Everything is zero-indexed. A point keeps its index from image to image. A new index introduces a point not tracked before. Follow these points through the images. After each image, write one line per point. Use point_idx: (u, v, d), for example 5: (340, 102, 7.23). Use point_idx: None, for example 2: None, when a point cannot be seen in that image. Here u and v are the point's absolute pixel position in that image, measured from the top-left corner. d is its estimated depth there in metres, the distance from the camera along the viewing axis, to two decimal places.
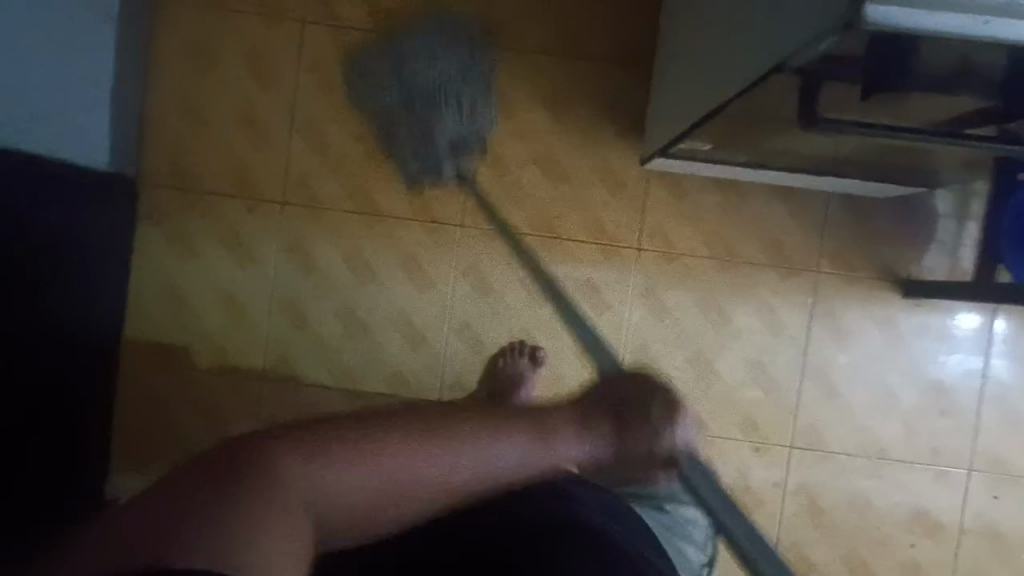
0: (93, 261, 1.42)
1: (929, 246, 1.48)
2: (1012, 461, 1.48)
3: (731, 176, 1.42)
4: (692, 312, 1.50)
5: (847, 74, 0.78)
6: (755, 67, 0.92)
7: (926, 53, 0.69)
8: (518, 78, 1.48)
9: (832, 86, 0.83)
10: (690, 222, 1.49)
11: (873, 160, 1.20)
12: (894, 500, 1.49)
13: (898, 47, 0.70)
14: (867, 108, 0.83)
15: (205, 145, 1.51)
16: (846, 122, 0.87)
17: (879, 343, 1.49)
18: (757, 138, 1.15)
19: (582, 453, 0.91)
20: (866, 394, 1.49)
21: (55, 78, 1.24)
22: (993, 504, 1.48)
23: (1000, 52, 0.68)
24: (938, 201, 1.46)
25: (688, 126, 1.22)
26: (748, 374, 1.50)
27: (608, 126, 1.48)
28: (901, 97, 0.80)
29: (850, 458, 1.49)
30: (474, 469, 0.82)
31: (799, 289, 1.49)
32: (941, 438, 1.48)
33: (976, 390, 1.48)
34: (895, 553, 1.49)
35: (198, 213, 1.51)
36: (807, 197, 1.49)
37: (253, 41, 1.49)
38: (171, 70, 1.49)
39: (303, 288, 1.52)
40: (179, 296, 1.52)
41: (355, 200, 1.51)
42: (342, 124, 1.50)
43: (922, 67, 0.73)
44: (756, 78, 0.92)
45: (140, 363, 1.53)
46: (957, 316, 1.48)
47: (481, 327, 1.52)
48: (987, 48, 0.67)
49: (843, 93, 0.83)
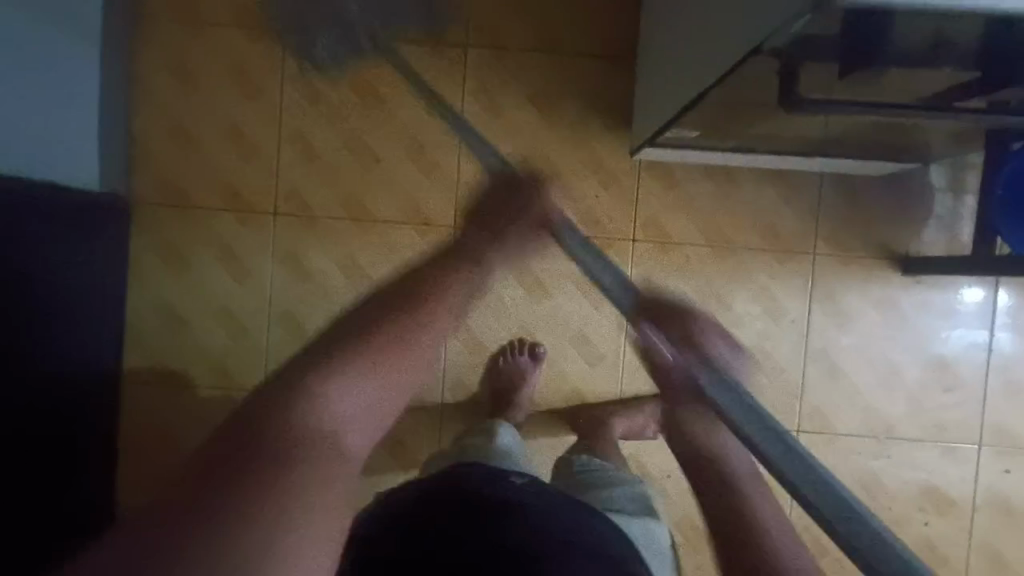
0: (97, 283, 1.42)
1: (927, 222, 1.45)
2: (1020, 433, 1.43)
3: (724, 163, 1.41)
4: (691, 301, 1.46)
5: (824, 55, 0.78)
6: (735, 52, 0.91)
7: (901, 26, 0.69)
8: (502, 75, 1.46)
9: (815, 67, 0.81)
10: (683, 210, 1.46)
11: (863, 138, 1.19)
12: (904, 478, 1.44)
13: (873, 22, 0.69)
14: (848, 87, 0.83)
15: (192, 159, 1.50)
16: (830, 103, 0.85)
17: (879, 323, 1.47)
18: (743, 123, 1.15)
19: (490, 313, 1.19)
20: (870, 373, 1.47)
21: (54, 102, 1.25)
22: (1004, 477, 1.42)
23: (976, 22, 0.67)
24: (932, 175, 1.44)
25: (673, 115, 1.21)
26: (751, 360, 1.47)
27: (596, 119, 1.46)
28: (878, 74, 0.80)
29: (857, 439, 1.47)
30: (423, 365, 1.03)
31: (797, 273, 1.47)
32: (946, 412, 1.43)
33: (981, 363, 1.42)
34: (906, 532, 1.44)
35: (194, 228, 1.51)
36: (801, 180, 1.46)
37: (236, 54, 1.49)
38: (157, 88, 1.49)
39: (300, 298, 1.52)
40: (178, 312, 1.53)
41: (347, 206, 1.50)
42: (329, 131, 1.50)
43: (898, 40, 0.72)
44: (736, 62, 0.91)
45: (145, 381, 1.53)
46: (961, 291, 1.43)
47: (480, 327, 1.50)
48: (962, 19, 0.66)
49: (822, 73, 0.82)
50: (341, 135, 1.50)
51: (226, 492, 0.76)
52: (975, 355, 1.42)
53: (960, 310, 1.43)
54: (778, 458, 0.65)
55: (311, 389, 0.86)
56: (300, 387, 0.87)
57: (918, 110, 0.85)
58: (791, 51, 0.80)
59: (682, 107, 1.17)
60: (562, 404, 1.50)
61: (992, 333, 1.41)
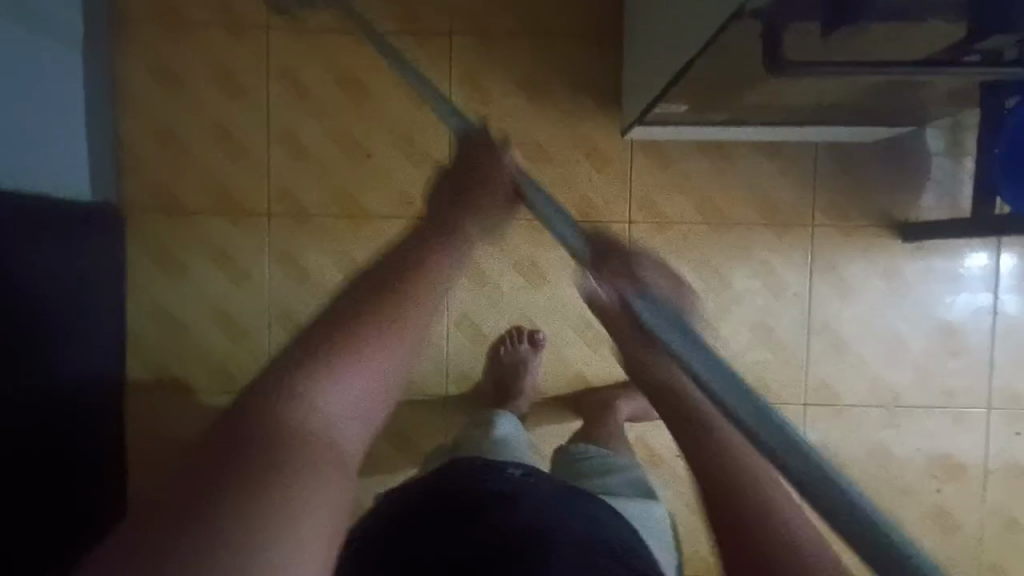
0: (93, 292, 1.37)
1: (925, 186, 1.42)
2: None
3: (720, 138, 1.38)
4: (690, 280, 1.43)
5: (807, 14, 0.76)
6: (720, 19, 0.88)
7: None
8: (488, 59, 1.42)
9: (795, 29, 0.80)
10: (678, 189, 1.43)
11: (858, 102, 1.17)
12: (914, 448, 1.43)
13: None
14: (835, 47, 0.82)
15: (181, 165, 1.46)
16: (811, 63, 0.85)
17: (882, 293, 1.44)
18: (734, 93, 1.12)
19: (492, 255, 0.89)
20: (875, 344, 1.44)
21: (31, 108, 1.21)
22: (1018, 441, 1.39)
23: None
24: (929, 139, 1.42)
25: (662, 90, 1.19)
26: (754, 337, 1.44)
27: (586, 100, 1.42)
28: (862, 33, 0.78)
29: (864, 409, 1.44)
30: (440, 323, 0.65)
31: (797, 246, 1.43)
32: (954, 379, 1.41)
33: (987, 328, 1.39)
34: (920, 501, 1.43)
35: (187, 234, 1.47)
36: (796, 152, 1.43)
37: (216, 51, 1.44)
38: (136, 91, 1.45)
39: (298, 298, 1.48)
40: (176, 319, 1.49)
41: (339, 202, 1.47)
42: (318, 126, 1.46)
43: None
44: (720, 27, 0.88)
45: (150, 389, 1.49)
46: (967, 257, 1.40)
47: (481, 317, 1.49)
48: None
49: (806, 33, 0.80)
50: (330, 129, 1.46)
51: (201, 506, 0.48)
52: (980, 319, 1.40)
53: (964, 274, 1.41)
54: (700, 366, 0.45)
55: (302, 373, 0.55)
56: (289, 370, 0.56)
57: (905, 65, 0.85)
58: (782, 13, 0.77)
59: (672, 78, 1.13)
60: (566, 390, 1.49)
61: (997, 295, 1.39)
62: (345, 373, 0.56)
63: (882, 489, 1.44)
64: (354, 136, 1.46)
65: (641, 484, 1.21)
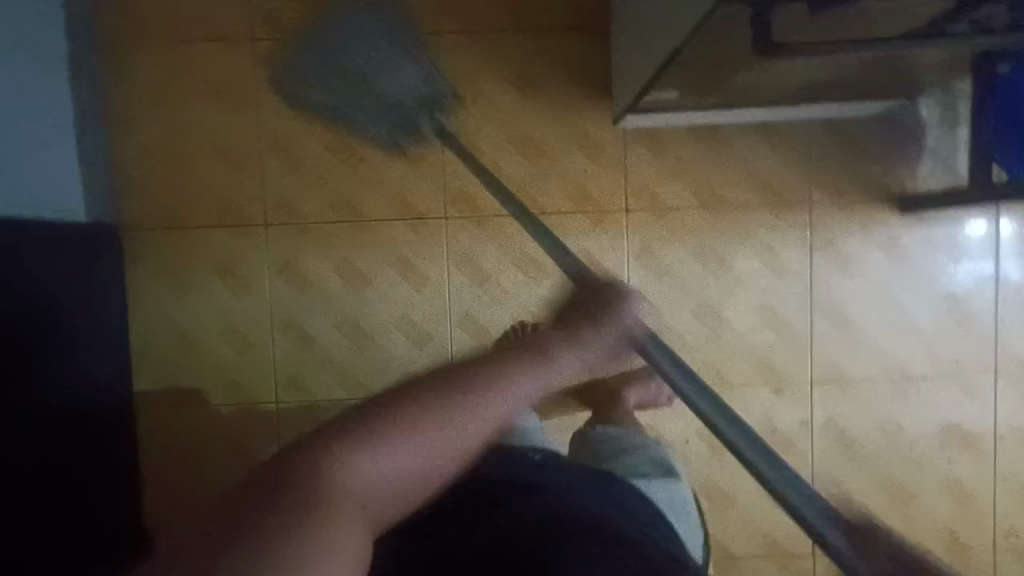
0: (84, 315, 1.31)
1: (921, 157, 1.41)
2: None
3: (716, 122, 1.36)
4: (691, 266, 1.40)
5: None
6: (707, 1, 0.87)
7: None
8: (471, 51, 1.37)
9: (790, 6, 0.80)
10: (674, 175, 1.40)
11: (852, 75, 1.16)
12: (923, 419, 1.43)
13: None
14: (823, 22, 0.82)
15: (175, 177, 1.38)
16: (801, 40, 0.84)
17: (884, 268, 1.43)
18: (723, 76, 1.12)
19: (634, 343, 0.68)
20: (880, 319, 1.44)
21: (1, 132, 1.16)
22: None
23: None
24: (923, 108, 1.39)
25: (650, 79, 1.18)
26: (758, 318, 1.43)
27: (576, 89, 1.38)
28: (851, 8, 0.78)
29: (870, 381, 1.45)
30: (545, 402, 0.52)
31: (795, 225, 1.43)
32: (959, 349, 1.41)
33: (992, 296, 1.39)
34: (933, 473, 1.43)
35: (177, 249, 1.39)
36: (789, 132, 1.42)
37: (198, 57, 1.36)
38: (116, 100, 1.37)
39: (302, 309, 1.41)
40: (179, 336, 1.41)
41: (337, 208, 1.39)
42: (310, 132, 1.38)
43: None
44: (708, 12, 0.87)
45: (154, 407, 1.41)
46: (965, 224, 1.40)
47: (485, 315, 1.42)
48: None
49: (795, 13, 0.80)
50: (321, 134, 1.38)
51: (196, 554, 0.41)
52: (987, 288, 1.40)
53: (966, 244, 1.41)
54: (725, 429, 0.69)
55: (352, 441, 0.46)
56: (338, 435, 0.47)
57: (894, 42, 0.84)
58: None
59: (660, 65, 1.12)
60: None
61: (998, 262, 1.39)
62: (393, 440, 0.46)
63: (895, 463, 1.44)
64: (345, 138, 1.38)
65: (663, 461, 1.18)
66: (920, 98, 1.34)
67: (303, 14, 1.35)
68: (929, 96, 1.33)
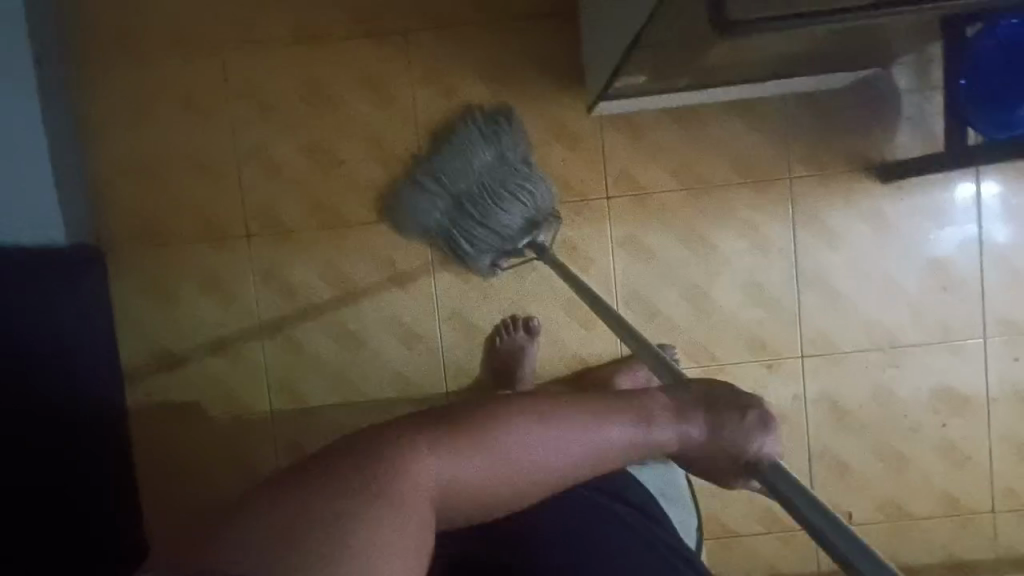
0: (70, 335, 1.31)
1: (899, 125, 1.40)
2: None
3: (690, 103, 1.34)
4: (675, 249, 1.39)
5: None
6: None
7: None
8: (445, 50, 1.36)
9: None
10: (651, 159, 1.39)
11: (825, 48, 1.14)
12: (916, 386, 1.42)
13: None
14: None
15: (151, 194, 1.38)
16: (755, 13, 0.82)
17: (869, 237, 1.41)
18: (694, 56, 1.09)
19: (684, 442, 0.73)
20: (868, 290, 1.42)
21: None
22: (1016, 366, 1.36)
23: None
24: (897, 75, 1.37)
25: (619, 63, 1.16)
26: (746, 296, 1.42)
27: (549, 80, 1.37)
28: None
29: (863, 353, 1.43)
30: (581, 448, 0.67)
31: (775, 200, 1.41)
32: (949, 314, 1.40)
33: (977, 258, 1.38)
34: (927, 439, 1.42)
35: (166, 264, 1.40)
36: (766, 109, 1.41)
37: (169, 74, 1.37)
38: (90, 121, 1.37)
39: (289, 316, 1.41)
40: (170, 351, 1.42)
41: (317, 214, 1.39)
42: (285, 139, 1.37)
43: None
44: None
45: (151, 419, 1.43)
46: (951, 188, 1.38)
47: (473, 310, 1.41)
48: None
49: None
50: (295, 141, 1.37)
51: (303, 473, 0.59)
52: (972, 249, 1.38)
53: (948, 207, 1.39)
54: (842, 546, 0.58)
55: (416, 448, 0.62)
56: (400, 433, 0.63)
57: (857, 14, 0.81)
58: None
59: (628, 47, 1.10)
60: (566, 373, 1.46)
61: (982, 225, 1.37)
62: (443, 450, 0.63)
63: (889, 431, 1.44)
64: (321, 144, 1.37)
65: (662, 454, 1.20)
66: (895, 63, 1.33)
67: (310, 47, 1.36)
68: (902, 63, 1.33)
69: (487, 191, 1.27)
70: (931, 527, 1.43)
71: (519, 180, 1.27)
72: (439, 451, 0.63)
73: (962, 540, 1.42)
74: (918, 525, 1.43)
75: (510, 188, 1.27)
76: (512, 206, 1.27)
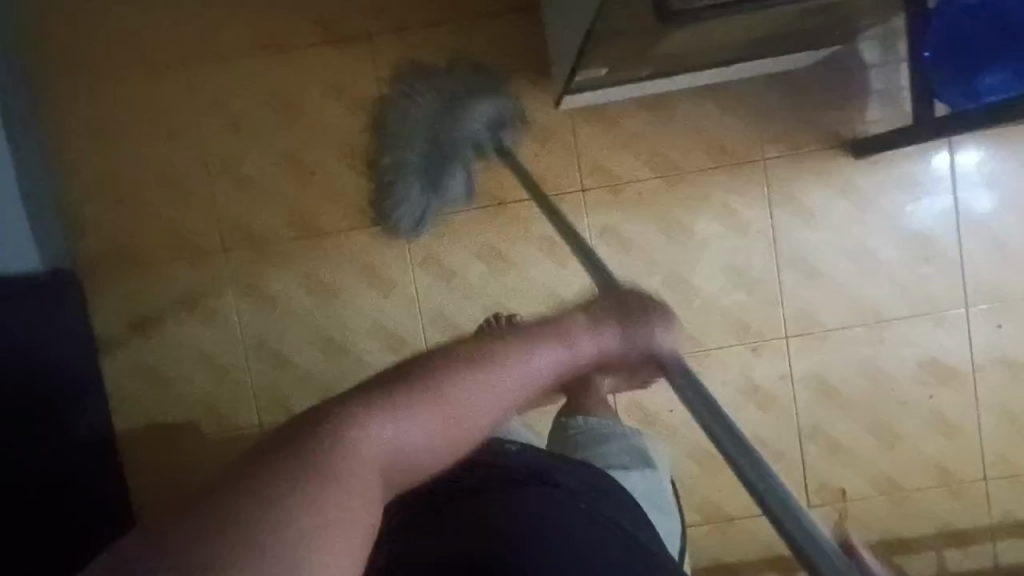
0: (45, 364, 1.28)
1: (865, 101, 1.39)
2: (1006, 287, 1.33)
3: (658, 89, 1.31)
4: (653, 236, 1.37)
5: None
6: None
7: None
8: (409, 48, 1.33)
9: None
10: (624, 148, 1.37)
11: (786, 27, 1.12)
12: (902, 356, 1.40)
13: None
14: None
15: (122, 213, 1.36)
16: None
17: (845, 212, 1.40)
18: (651, 45, 1.07)
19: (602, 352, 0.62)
20: (851, 265, 1.40)
21: None
22: (998, 333, 1.34)
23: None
24: (862, 51, 1.37)
25: (578, 55, 1.15)
26: (728, 280, 1.41)
27: (516, 73, 1.34)
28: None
29: (848, 329, 1.41)
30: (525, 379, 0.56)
31: (751, 182, 1.39)
32: (934, 287, 1.37)
33: (953, 229, 1.36)
34: (917, 411, 1.40)
35: (144, 284, 1.38)
36: (738, 91, 1.38)
37: (132, 90, 1.34)
38: (57, 145, 1.35)
39: (270, 329, 1.38)
40: (153, 372, 1.39)
41: (291, 223, 1.36)
42: (253, 149, 1.35)
43: None
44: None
45: (139, 441, 1.41)
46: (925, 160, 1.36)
47: (457, 313, 1.38)
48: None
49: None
50: (263, 151, 1.35)
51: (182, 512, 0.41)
52: (949, 219, 1.36)
53: (925, 178, 1.37)
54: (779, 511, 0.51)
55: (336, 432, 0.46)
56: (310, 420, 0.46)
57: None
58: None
59: (585, 38, 1.08)
60: None
61: (956, 195, 1.35)
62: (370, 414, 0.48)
63: (878, 404, 1.43)
64: (290, 151, 1.35)
65: (645, 454, 1.18)
66: (858, 39, 1.32)
67: (271, 55, 1.33)
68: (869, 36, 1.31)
69: (450, 123, 1.29)
70: (927, 499, 1.42)
71: (479, 106, 1.30)
72: (367, 422, 0.48)
73: (958, 508, 1.41)
74: (913, 497, 1.42)
75: (467, 112, 1.29)
76: (470, 125, 1.30)
